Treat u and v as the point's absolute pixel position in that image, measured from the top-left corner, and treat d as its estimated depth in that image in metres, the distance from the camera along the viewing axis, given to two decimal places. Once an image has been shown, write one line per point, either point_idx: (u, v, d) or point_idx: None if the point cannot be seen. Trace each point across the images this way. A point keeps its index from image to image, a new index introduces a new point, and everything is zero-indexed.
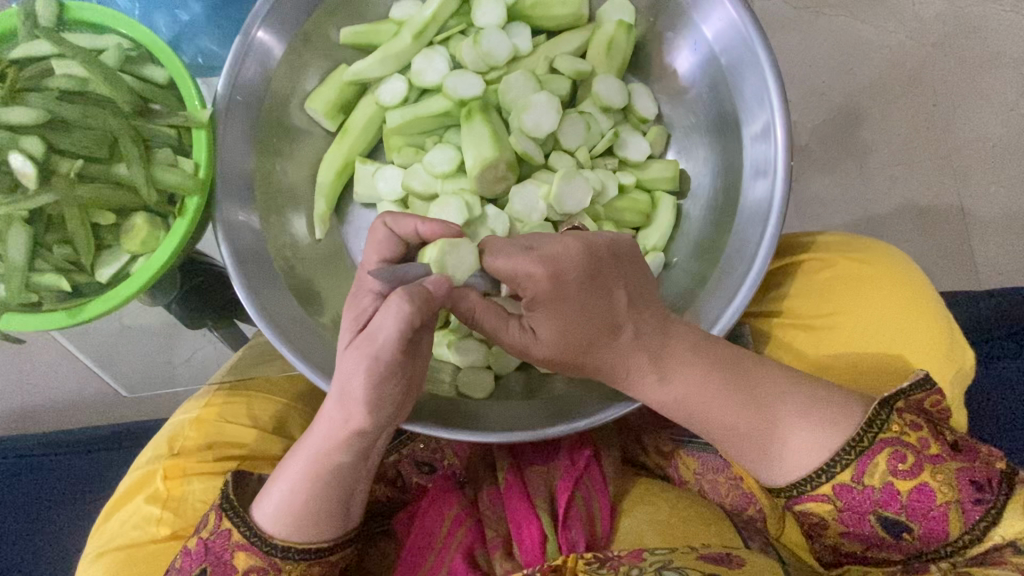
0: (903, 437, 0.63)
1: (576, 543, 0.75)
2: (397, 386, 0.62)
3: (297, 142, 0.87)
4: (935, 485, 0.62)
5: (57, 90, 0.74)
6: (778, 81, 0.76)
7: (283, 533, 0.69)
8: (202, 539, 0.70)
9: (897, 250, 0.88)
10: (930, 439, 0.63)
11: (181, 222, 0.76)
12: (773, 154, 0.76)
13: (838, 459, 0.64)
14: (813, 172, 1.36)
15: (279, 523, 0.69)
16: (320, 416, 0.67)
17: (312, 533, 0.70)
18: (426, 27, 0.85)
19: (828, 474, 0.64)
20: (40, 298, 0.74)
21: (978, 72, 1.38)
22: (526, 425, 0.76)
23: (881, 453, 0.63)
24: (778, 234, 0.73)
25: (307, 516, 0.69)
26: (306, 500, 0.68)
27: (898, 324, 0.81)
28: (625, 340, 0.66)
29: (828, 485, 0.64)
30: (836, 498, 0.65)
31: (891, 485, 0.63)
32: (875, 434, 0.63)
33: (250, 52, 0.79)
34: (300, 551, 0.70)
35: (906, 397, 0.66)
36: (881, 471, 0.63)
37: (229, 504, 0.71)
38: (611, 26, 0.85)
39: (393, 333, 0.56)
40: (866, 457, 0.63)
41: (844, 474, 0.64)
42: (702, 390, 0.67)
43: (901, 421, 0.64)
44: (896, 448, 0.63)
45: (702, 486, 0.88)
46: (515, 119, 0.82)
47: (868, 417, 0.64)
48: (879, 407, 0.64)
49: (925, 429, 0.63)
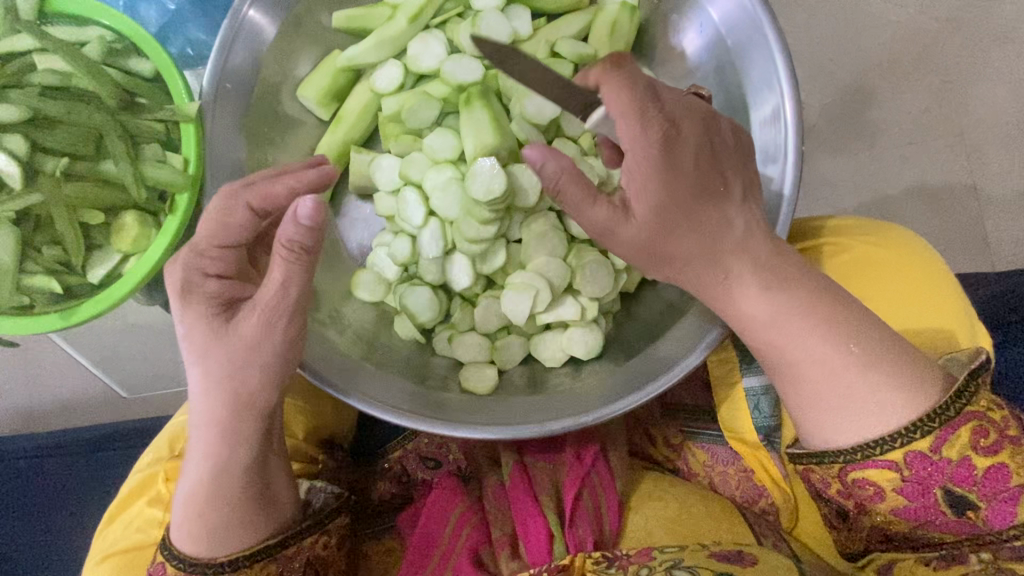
0: (989, 412, 0.60)
1: (584, 541, 0.75)
2: (294, 347, 0.66)
3: (290, 130, 0.83)
4: (1012, 467, 0.60)
5: (39, 86, 0.71)
6: (788, 63, 0.72)
7: (221, 542, 0.67)
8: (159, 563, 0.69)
9: (913, 233, 0.85)
10: (1012, 420, 0.61)
11: (171, 220, 0.73)
12: (784, 140, 0.73)
13: (920, 426, 0.61)
14: (823, 154, 1.33)
15: (212, 533, 0.67)
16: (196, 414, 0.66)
17: (248, 530, 0.68)
18: (422, 11, 0.81)
19: (904, 438, 0.61)
20: (32, 301, 0.73)
21: (990, 46, 1.33)
22: (527, 419, 0.73)
23: (965, 425, 0.60)
24: (790, 220, 0.71)
25: (240, 513, 0.67)
26: (233, 496, 0.67)
27: (916, 309, 0.78)
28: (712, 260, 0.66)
29: (901, 451, 0.61)
30: (905, 466, 0.62)
31: (968, 460, 0.60)
32: (962, 406, 0.60)
33: (239, 37, 0.75)
34: (245, 555, 0.68)
35: (990, 370, 0.63)
36: (961, 444, 0.60)
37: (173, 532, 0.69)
38: (615, 7, 0.82)
39: (279, 273, 0.61)
40: (948, 428, 0.60)
41: (923, 442, 0.61)
42: (774, 328, 0.66)
43: (988, 397, 0.61)
44: (981, 423, 0.60)
45: (713, 478, 0.86)
46: (516, 105, 0.79)
47: (958, 387, 0.61)
48: (969, 378, 0.61)
49: (1008, 410, 0.62)
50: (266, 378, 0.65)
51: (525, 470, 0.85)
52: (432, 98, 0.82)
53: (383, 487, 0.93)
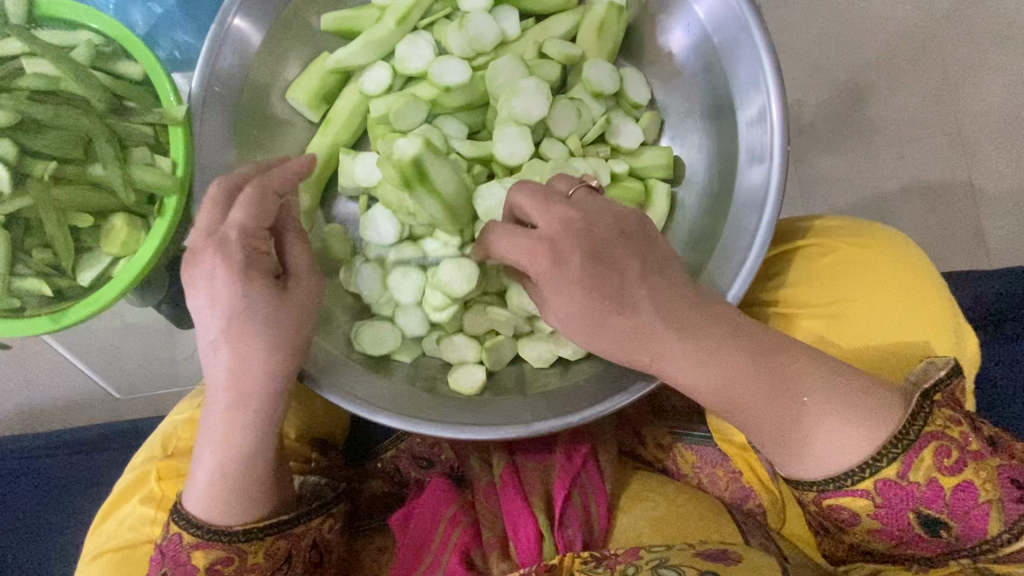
0: (946, 431, 0.61)
1: (573, 541, 0.77)
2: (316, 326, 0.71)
3: (279, 132, 0.84)
4: (978, 483, 0.61)
5: (28, 90, 0.72)
6: (774, 63, 0.72)
7: (238, 514, 0.69)
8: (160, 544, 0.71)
9: (897, 233, 0.86)
10: (971, 435, 0.62)
11: (159, 223, 0.74)
12: (769, 141, 0.73)
13: (885, 454, 0.61)
14: (818, 153, 1.33)
15: (230, 505, 0.68)
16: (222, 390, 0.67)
17: (265, 502, 0.70)
18: (409, 13, 0.82)
19: (872, 468, 0.61)
20: (24, 304, 0.73)
21: (986, 42, 1.33)
22: (513, 419, 0.73)
23: (926, 448, 0.61)
24: (775, 221, 0.71)
25: (259, 486, 0.70)
26: (256, 470, 0.69)
27: (900, 309, 0.78)
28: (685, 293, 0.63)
29: (869, 481, 0.62)
30: (876, 495, 0.62)
31: (935, 481, 0.61)
32: (921, 427, 0.61)
33: (227, 41, 0.75)
34: (260, 528, 0.70)
35: (944, 385, 0.64)
36: (925, 466, 0.61)
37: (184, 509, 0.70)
38: (602, 7, 0.82)
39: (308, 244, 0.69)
40: (911, 452, 0.61)
41: (889, 470, 0.61)
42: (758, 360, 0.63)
43: (943, 414, 0.62)
44: (941, 443, 0.61)
45: (701, 479, 0.87)
46: (503, 106, 0.79)
47: (912, 410, 0.62)
48: (922, 400, 0.62)
49: (966, 425, 0.62)
50: (284, 355, 0.67)
51: (515, 472, 0.85)
52: (420, 100, 0.82)
53: (377, 485, 0.96)
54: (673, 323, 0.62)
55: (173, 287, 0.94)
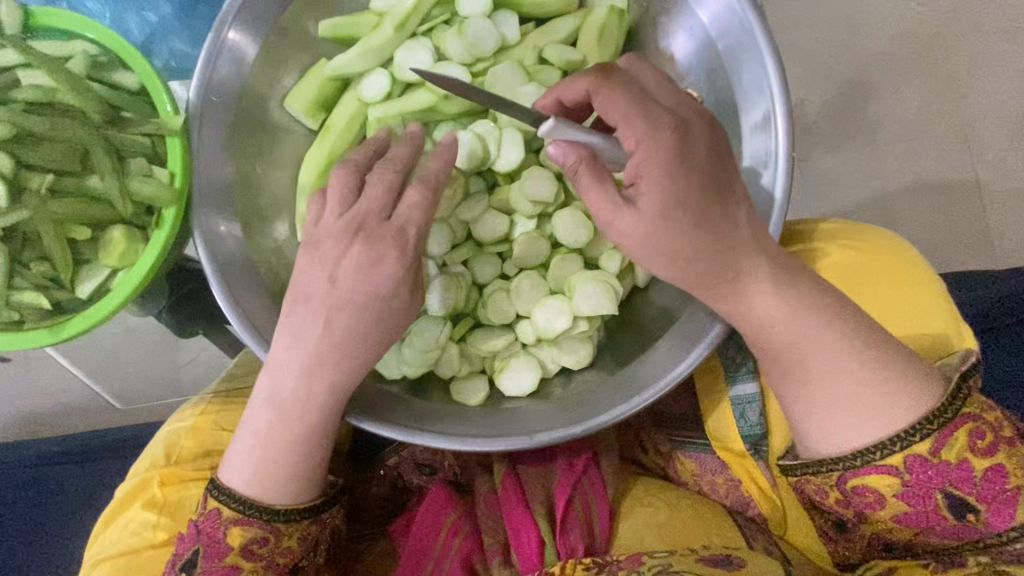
0: (983, 414, 0.62)
1: (575, 547, 0.75)
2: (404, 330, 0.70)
3: (277, 141, 0.83)
4: (1009, 467, 0.61)
5: (24, 102, 0.71)
6: (778, 67, 0.71)
7: (281, 496, 0.69)
8: (193, 521, 0.71)
9: (895, 236, 0.84)
10: (1004, 421, 0.62)
11: (158, 233, 0.73)
12: (773, 146, 0.72)
13: (919, 429, 0.61)
14: (822, 151, 1.31)
15: (274, 488, 0.69)
16: (290, 371, 0.67)
17: (308, 489, 0.70)
18: (408, 18, 0.81)
19: (904, 442, 0.61)
20: (23, 316, 0.73)
21: (993, 38, 1.31)
22: (527, 426, 0.73)
23: (961, 428, 0.61)
24: (780, 228, 0.70)
25: (303, 473, 0.70)
26: (309, 458, 0.69)
27: (896, 317, 0.77)
28: (739, 241, 0.62)
29: (901, 456, 0.62)
30: (905, 472, 0.62)
31: (967, 463, 0.61)
32: (959, 407, 0.62)
33: (224, 50, 0.74)
34: (298, 511, 0.70)
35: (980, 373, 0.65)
36: (960, 446, 0.61)
37: (217, 486, 0.70)
38: (603, 11, 0.81)
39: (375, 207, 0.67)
40: (946, 431, 0.61)
41: (922, 445, 0.61)
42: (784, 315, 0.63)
43: (980, 399, 0.63)
44: (976, 425, 0.61)
45: (701, 486, 0.86)
46: (504, 112, 0.78)
47: (951, 389, 0.62)
48: (960, 381, 0.63)
49: (999, 411, 0.63)
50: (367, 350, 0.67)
51: (519, 478, 0.85)
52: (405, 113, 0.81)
53: (379, 491, 0.95)
54: (685, 267, 0.62)
55: (173, 292, 0.96)
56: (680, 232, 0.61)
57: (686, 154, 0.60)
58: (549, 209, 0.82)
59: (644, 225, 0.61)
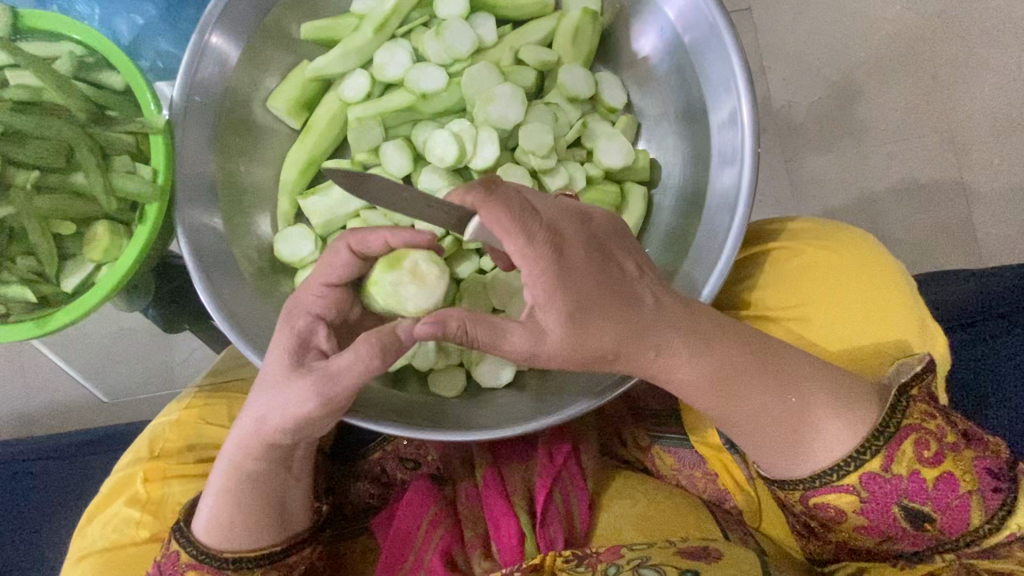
0: (925, 424, 0.64)
1: (554, 540, 0.78)
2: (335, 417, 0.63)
3: (261, 140, 0.85)
4: (958, 474, 0.63)
5: (12, 100, 0.73)
6: (743, 65, 0.73)
7: (229, 546, 0.69)
8: (157, 562, 0.71)
9: (863, 232, 0.87)
10: (948, 428, 0.64)
11: (141, 229, 0.75)
12: (740, 143, 0.74)
13: (869, 447, 0.64)
14: (809, 152, 1.33)
15: (221, 537, 0.69)
16: (236, 427, 0.67)
17: (253, 540, 0.69)
18: (386, 21, 0.83)
19: (856, 462, 0.64)
20: (7, 310, 0.74)
21: (977, 41, 1.33)
22: (498, 424, 0.74)
23: (907, 441, 0.64)
24: (747, 221, 0.72)
25: (248, 523, 0.69)
26: (243, 513, 0.68)
27: (868, 313, 0.79)
28: (644, 317, 0.62)
29: (856, 475, 0.64)
30: (862, 488, 0.65)
31: (917, 474, 0.63)
32: (900, 420, 0.64)
33: (208, 52, 0.76)
34: (249, 559, 0.69)
35: (921, 382, 0.68)
36: (908, 459, 0.64)
37: (181, 526, 0.71)
38: (576, 13, 0.83)
39: (345, 360, 0.59)
40: (893, 445, 0.64)
41: (874, 462, 0.64)
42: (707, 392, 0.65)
43: (921, 409, 0.65)
44: (921, 436, 0.64)
45: (680, 479, 0.88)
46: (480, 111, 0.80)
47: (891, 405, 0.65)
48: (898, 395, 0.66)
49: (943, 419, 0.65)
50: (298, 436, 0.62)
51: (498, 473, 0.86)
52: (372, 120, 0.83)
53: (365, 489, 0.94)
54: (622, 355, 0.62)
55: (160, 288, 0.99)
56: (594, 344, 0.61)
57: (568, 258, 0.59)
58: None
59: (569, 341, 0.60)
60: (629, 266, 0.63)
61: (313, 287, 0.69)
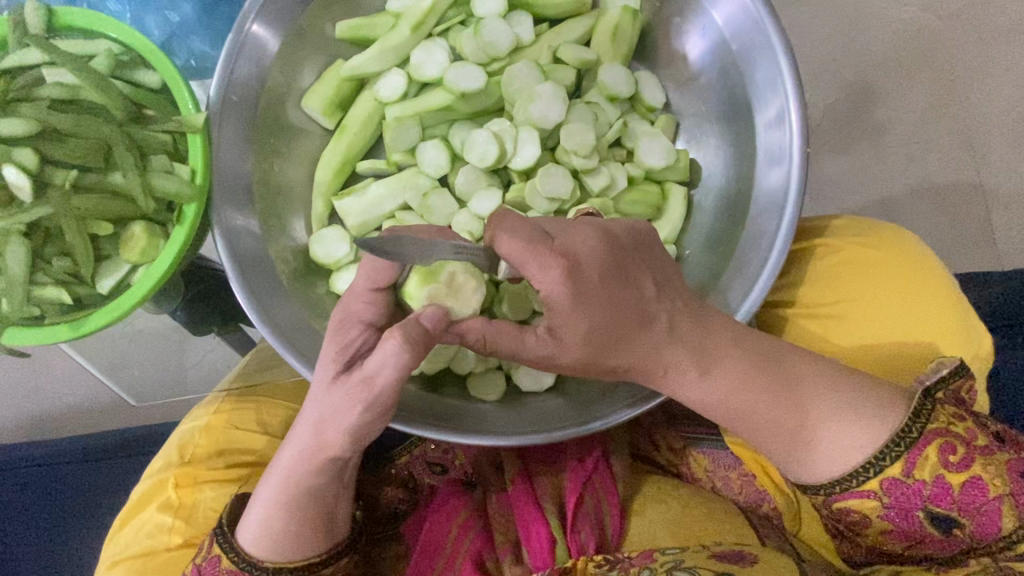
0: (951, 428, 0.61)
1: (586, 545, 0.75)
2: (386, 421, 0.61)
3: (295, 140, 0.84)
4: (987, 478, 0.59)
5: (49, 99, 0.72)
6: (791, 63, 0.72)
7: (274, 556, 0.68)
8: (195, 565, 0.70)
9: (905, 231, 0.86)
10: (977, 430, 0.61)
11: (179, 230, 0.74)
12: (788, 141, 0.72)
13: (887, 452, 0.61)
14: (828, 154, 1.32)
15: (266, 547, 0.67)
16: (293, 435, 0.65)
17: (297, 550, 0.68)
18: (425, 19, 0.82)
19: (876, 467, 0.61)
20: (43, 312, 0.73)
21: (995, 42, 1.33)
22: (536, 427, 0.74)
23: (931, 445, 0.60)
24: (797, 221, 0.70)
25: (295, 535, 0.67)
26: (288, 523, 0.67)
27: (912, 311, 0.78)
28: (654, 340, 0.63)
29: (876, 481, 0.62)
30: (883, 494, 0.62)
31: (942, 479, 0.60)
32: (924, 425, 0.61)
33: (244, 48, 0.75)
34: (292, 570, 0.68)
35: (946, 386, 0.65)
36: (931, 464, 0.60)
37: (223, 529, 0.70)
38: (616, 11, 0.82)
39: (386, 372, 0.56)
40: (915, 450, 0.61)
41: (894, 468, 0.61)
42: (743, 397, 0.64)
43: (946, 412, 0.62)
44: (946, 440, 0.60)
45: (715, 483, 0.86)
46: (521, 110, 0.79)
47: (914, 407, 0.62)
48: (923, 398, 0.63)
49: (970, 420, 0.62)
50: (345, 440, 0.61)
51: (529, 481, 0.84)
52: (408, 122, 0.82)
53: None
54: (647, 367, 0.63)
55: (187, 290, 0.98)
56: (612, 356, 0.63)
57: (581, 278, 0.59)
58: (566, 207, 0.81)
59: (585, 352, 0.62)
60: (648, 286, 0.63)
61: (355, 295, 0.64)
